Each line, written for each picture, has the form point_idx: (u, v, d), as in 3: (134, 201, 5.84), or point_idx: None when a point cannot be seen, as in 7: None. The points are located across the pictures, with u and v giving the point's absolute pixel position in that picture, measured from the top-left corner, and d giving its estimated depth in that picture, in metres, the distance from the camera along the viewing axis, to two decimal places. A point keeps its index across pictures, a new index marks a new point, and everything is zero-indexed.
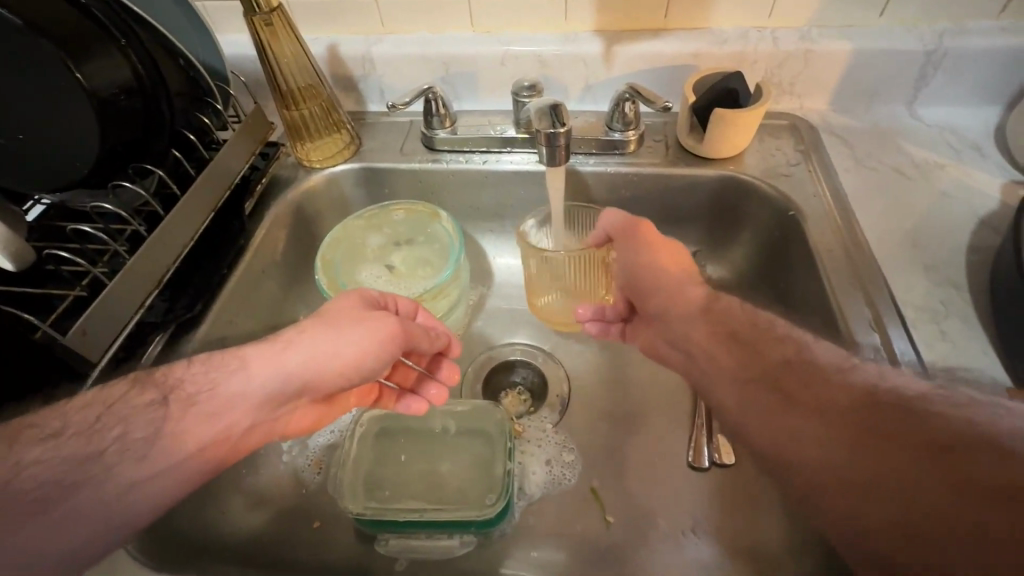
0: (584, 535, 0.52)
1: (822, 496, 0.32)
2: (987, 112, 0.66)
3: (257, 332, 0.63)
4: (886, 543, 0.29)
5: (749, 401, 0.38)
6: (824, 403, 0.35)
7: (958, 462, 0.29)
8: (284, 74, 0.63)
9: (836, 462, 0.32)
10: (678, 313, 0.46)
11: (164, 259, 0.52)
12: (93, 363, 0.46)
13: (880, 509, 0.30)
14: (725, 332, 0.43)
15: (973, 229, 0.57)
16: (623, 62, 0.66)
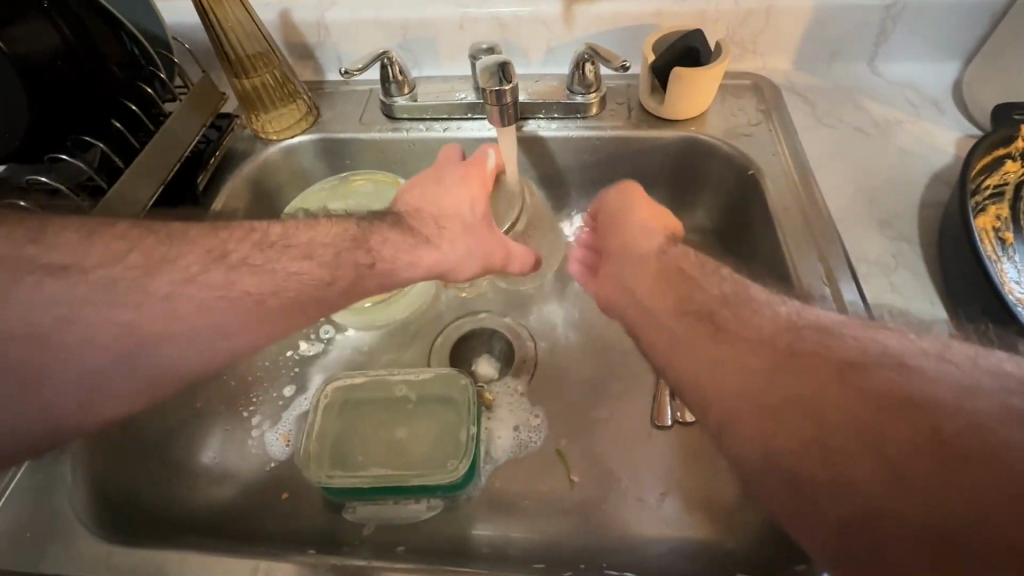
0: (548, 494, 0.53)
1: (738, 423, 0.34)
2: (947, 68, 0.66)
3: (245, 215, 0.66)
4: (795, 461, 0.31)
5: (691, 327, 0.40)
6: (752, 334, 0.37)
7: (865, 380, 0.32)
8: (232, 41, 0.61)
9: (759, 392, 0.34)
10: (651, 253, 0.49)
11: (140, 193, 0.53)
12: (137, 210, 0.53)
13: (792, 429, 0.32)
14: (682, 292, 0.43)
15: (928, 184, 0.58)
16: (583, 23, 0.64)
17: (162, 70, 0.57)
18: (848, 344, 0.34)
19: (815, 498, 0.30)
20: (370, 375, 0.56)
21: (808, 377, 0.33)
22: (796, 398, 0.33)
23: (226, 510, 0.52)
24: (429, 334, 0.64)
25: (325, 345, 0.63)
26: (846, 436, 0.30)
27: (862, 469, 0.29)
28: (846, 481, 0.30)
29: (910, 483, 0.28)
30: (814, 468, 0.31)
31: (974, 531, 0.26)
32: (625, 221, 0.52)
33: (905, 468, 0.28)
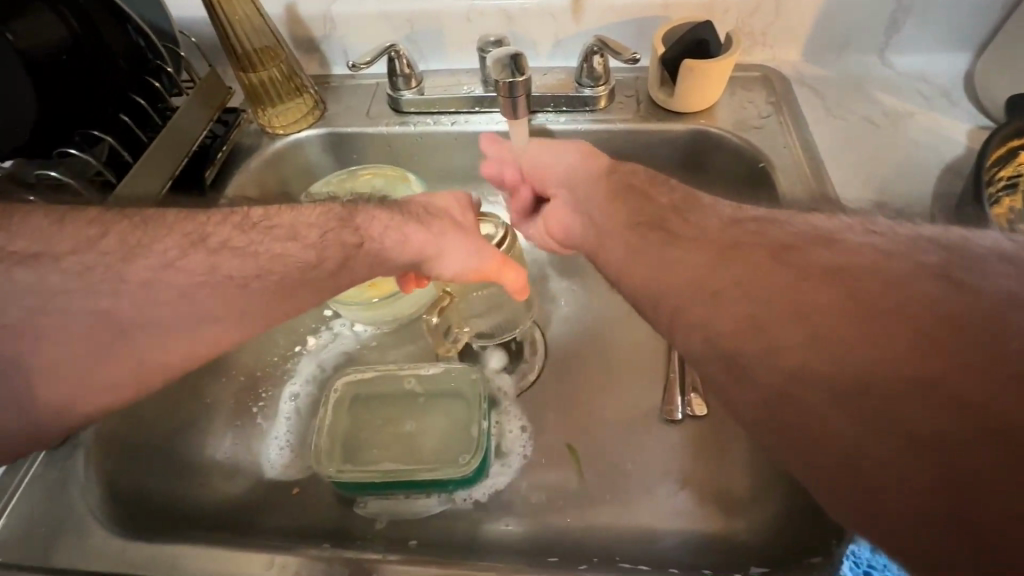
0: (560, 488, 0.53)
1: (688, 315, 0.35)
2: (960, 59, 0.65)
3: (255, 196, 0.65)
4: (743, 348, 0.32)
5: (641, 240, 0.41)
6: (697, 234, 0.39)
7: (816, 266, 0.33)
8: (238, 35, 0.60)
9: (717, 287, 0.35)
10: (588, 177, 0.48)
11: (155, 182, 0.53)
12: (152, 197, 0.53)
13: (749, 316, 0.33)
14: (631, 204, 0.44)
15: (941, 176, 0.58)
16: (592, 15, 0.64)
17: (169, 63, 0.57)
18: (812, 239, 0.35)
19: (759, 380, 0.31)
20: (381, 370, 0.56)
21: (750, 262, 0.34)
22: (740, 282, 0.34)
23: (236, 504, 0.52)
24: None
25: (334, 340, 0.63)
26: (790, 316, 0.31)
27: (807, 350, 0.30)
28: (795, 359, 0.30)
29: (855, 356, 0.29)
30: (756, 351, 0.31)
31: (918, 389, 0.27)
32: (546, 155, 0.52)
33: (852, 347, 0.29)
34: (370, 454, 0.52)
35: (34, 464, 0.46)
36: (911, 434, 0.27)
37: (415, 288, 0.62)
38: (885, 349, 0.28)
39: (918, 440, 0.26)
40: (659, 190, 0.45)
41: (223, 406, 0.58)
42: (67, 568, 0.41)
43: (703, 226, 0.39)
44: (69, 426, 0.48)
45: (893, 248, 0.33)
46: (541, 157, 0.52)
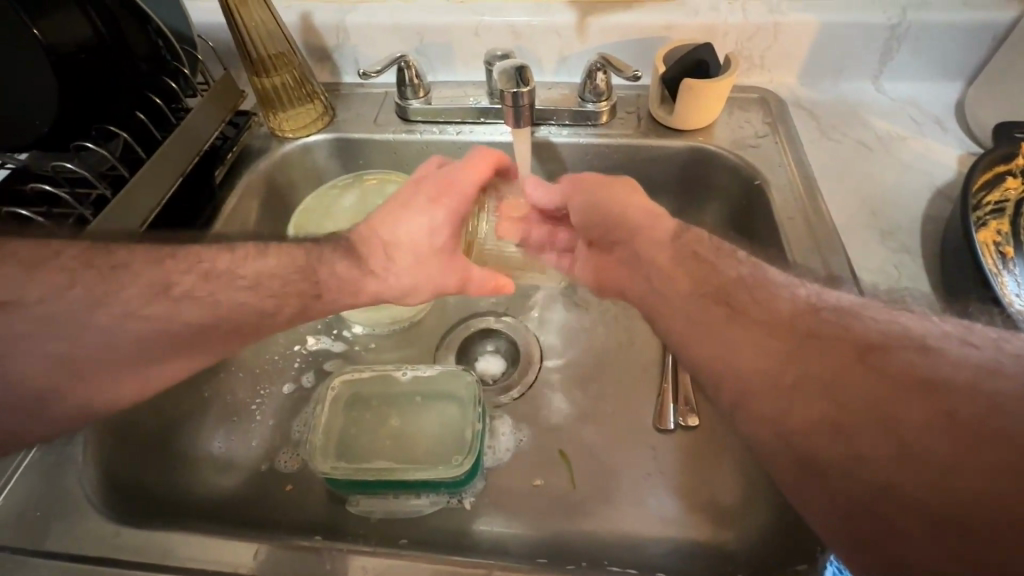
0: (551, 491, 0.53)
1: (758, 400, 0.35)
2: (952, 87, 0.67)
3: (265, 182, 0.67)
4: (811, 441, 0.32)
5: (709, 307, 0.41)
6: (766, 318, 0.38)
7: (891, 365, 0.33)
8: (254, 41, 0.62)
9: (780, 372, 0.35)
10: (658, 237, 0.48)
11: (186, 152, 0.57)
12: (182, 172, 0.56)
13: (814, 404, 0.33)
14: (697, 273, 0.44)
15: (930, 199, 0.59)
16: (596, 34, 0.66)
17: (185, 64, 0.59)
18: (864, 328, 0.36)
19: (829, 478, 0.31)
20: (377, 370, 0.57)
21: (827, 359, 0.34)
22: (815, 376, 0.34)
23: (231, 498, 0.53)
24: (435, 333, 0.66)
25: (334, 341, 0.65)
26: (863, 416, 0.32)
27: (880, 445, 0.31)
28: (858, 454, 0.31)
29: (930, 459, 0.29)
30: (829, 447, 0.32)
31: (988, 503, 0.27)
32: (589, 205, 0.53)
33: (923, 450, 0.29)
34: (368, 453, 0.52)
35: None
36: (976, 548, 0.27)
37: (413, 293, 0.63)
38: (956, 462, 0.29)
39: (979, 540, 0.27)
40: (725, 262, 0.45)
41: (222, 397, 0.58)
42: (59, 551, 0.42)
43: (774, 307, 0.39)
44: None
45: (997, 362, 0.31)
46: (589, 205, 0.52)
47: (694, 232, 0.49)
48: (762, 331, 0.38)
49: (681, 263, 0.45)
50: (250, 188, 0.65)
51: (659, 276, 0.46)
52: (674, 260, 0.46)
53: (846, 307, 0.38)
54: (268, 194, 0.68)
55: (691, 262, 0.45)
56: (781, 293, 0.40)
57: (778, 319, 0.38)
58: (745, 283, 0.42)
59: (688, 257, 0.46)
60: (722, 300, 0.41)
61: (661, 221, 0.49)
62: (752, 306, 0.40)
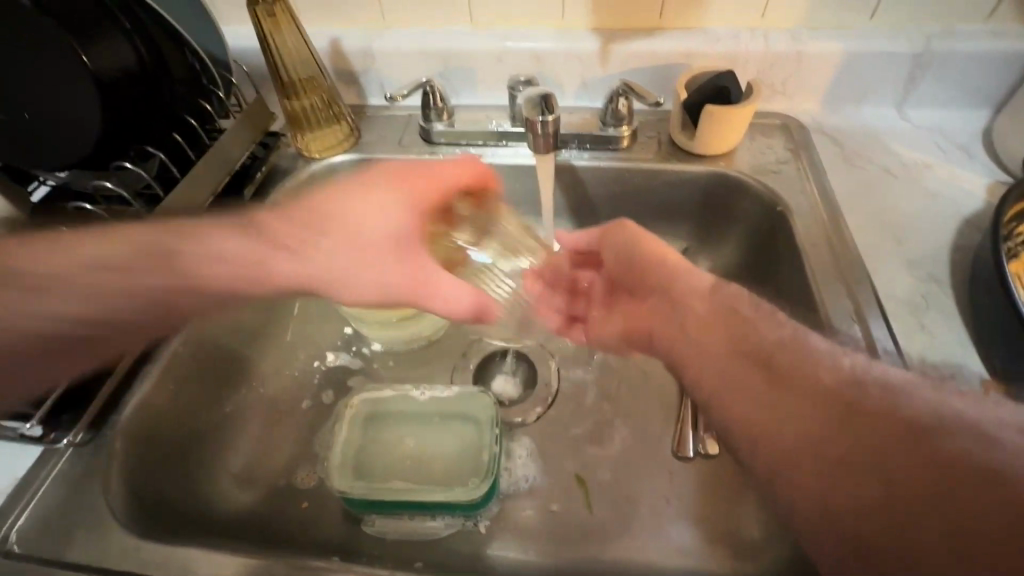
0: (567, 517, 0.53)
1: (798, 473, 0.34)
2: (979, 115, 0.67)
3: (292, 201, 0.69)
4: (864, 528, 0.31)
5: (748, 368, 0.40)
6: (810, 383, 0.37)
7: (941, 446, 0.30)
8: (286, 65, 0.64)
9: (825, 446, 0.34)
10: (696, 286, 0.47)
11: (218, 173, 0.59)
12: (213, 192, 0.58)
13: (861, 487, 0.32)
14: (735, 330, 0.42)
15: (958, 228, 0.58)
16: (618, 60, 0.67)
17: (221, 88, 0.61)
18: (911, 404, 0.33)
19: (882, 574, 0.30)
20: (396, 389, 0.57)
21: (872, 436, 0.33)
22: (860, 451, 0.33)
23: (247, 514, 0.53)
24: (454, 353, 0.66)
25: (352, 358, 0.65)
26: (921, 503, 0.30)
27: (929, 535, 0.29)
28: (911, 548, 0.29)
29: (987, 560, 0.27)
30: (882, 540, 0.30)
31: None
32: (615, 247, 0.54)
33: (979, 542, 0.27)
34: (384, 472, 0.53)
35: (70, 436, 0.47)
36: None
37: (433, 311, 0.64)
38: (1022, 568, 0.26)
39: None
40: (763, 319, 0.43)
41: (244, 412, 0.59)
42: (82, 562, 0.42)
43: (816, 374, 0.37)
44: (97, 424, 0.48)
45: None
46: (618, 248, 0.53)
47: (734, 286, 0.47)
48: (804, 400, 0.36)
49: (715, 316, 0.44)
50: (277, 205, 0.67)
51: (691, 321, 0.45)
52: (710, 313, 0.44)
53: (894, 379, 0.35)
54: None
55: (721, 324, 0.43)
56: (824, 356, 0.38)
57: (823, 387, 0.36)
58: (784, 345, 0.40)
59: (711, 315, 0.44)
60: (762, 361, 0.39)
61: (695, 273, 0.48)
62: (795, 369, 0.38)
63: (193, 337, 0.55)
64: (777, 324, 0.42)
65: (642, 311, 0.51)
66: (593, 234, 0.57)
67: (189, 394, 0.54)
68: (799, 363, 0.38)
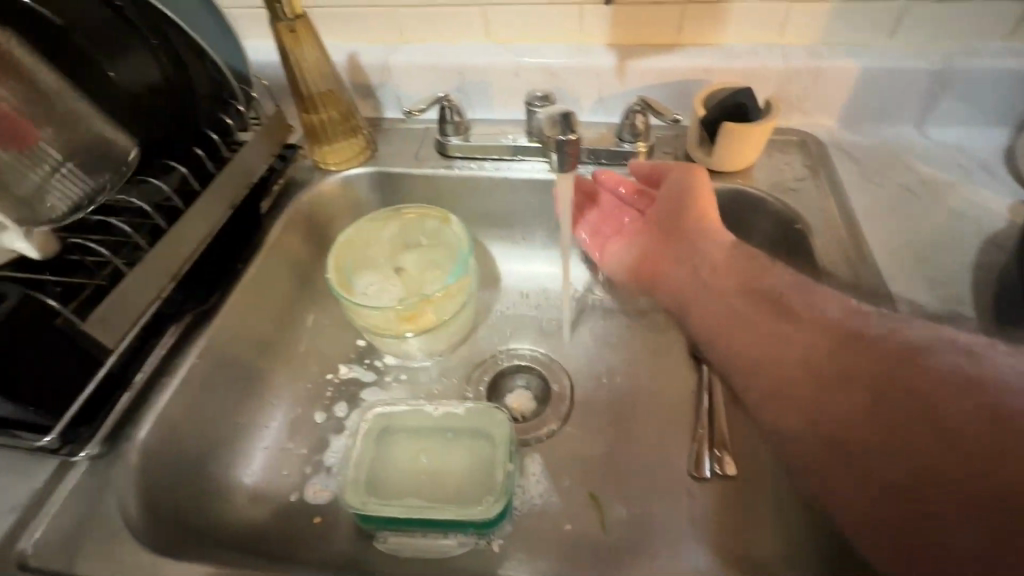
0: (581, 538, 0.52)
1: (792, 388, 0.45)
2: (1000, 133, 0.66)
3: (308, 214, 0.69)
4: (839, 421, 0.42)
5: (764, 306, 0.51)
6: (818, 319, 0.47)
7: (936, 364, 0.40)
8: (306, 80, 0.64)
9: (819, 363, 0.45)
10: (719, 242, 0.56)
11: (236, 185, 0.59)
12: (231, 205, 0.58)
13: (845, 396, 0.42)
14: (744, 271, 0.53)
15: (981, 248, 0.57)
16: (635, 76, 0.67)
17: (242, 102, 0.62)
18: (904, 334, 0.42)
19: (859, 457, 0.40)
20: (411, 404, 0.57)
21: (860, 357, 0.43)
22: (849, 373, 0.43)
23: (260, 530, 0.53)
24: (466, 367, 0.66)
25: (366, 371, 0.65)
26: (892, 404, 0.40)
27: (919, 441, 0.37)
28: (861, 424, 0.40)
29: (921, 444, 0.37)
30: (865, 432, 0.40)
31: (950, 468, 0.35)
32: (671, 191, 0.60)
33: (921, 434, 0.37)
34: (397, 494, 0.52)
35: (88, 449, 0.46)
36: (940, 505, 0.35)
37: (450, 325, 0.65)
38: (934, 439, 0.37)
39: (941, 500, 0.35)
40: (772, 276, 0.52)
41: (258, 425, 0.59)
42: None
43: (821, 315, 0.47)
44: (113, 437, 0.48)
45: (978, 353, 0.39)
46: (679, 186, 0.59)
47: (746, 245, 0.56)
48: (809, 330, 0.47)
49: (735, 262, 0.54)
50: (294, 217, 0.67)
51: (712, 260, 0.56)
52: (726, 259, 0.55)
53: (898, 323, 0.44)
54: (309, 224, 0.70)
55: (740, 277, 0.53)
56: (832, 299, 0.48)
57: (829, 321, 0.46)
58: (792, 288, 0.51)
59: (726, 261, 0.54)
60: (773, 301, 0.50)
61: (724, 231, 0.57)
62: (803, 308, 0.49)
63: (212, 350, 0.55)
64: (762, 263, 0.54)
65: (665, 254, 0.60)
66: (666, 163, 0.62)
67: (205, 407, 0.54)
68: (808, 305, 0.48)
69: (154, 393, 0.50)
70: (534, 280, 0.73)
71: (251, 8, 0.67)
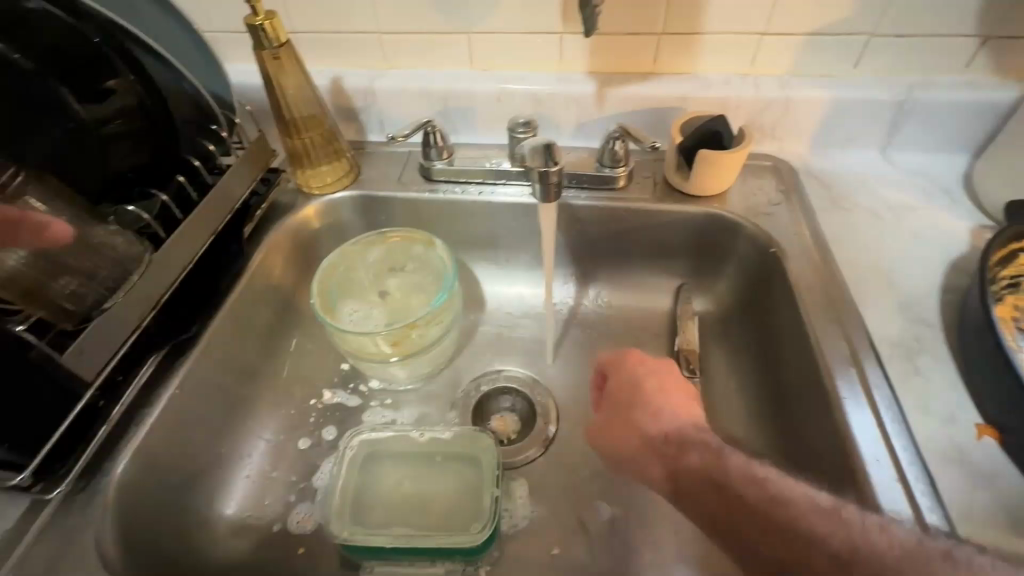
0: (567, 562, 0.53)
1: None
2: (958, 159, 0.70)
3: (292, 238, 0.69)
4: None
5: (714, 497, 0.42)
6: (785, 519, 0.38)
7: None
8: (289, 105, 0.64)
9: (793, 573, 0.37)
10: (678, 421, 0.48)
11: (220, 211, 0.59)
12: (214, 230, 0.58)
13: None
14: (692, 457, 0.44)
15: (945, 270, 0.60)
16: (613, 104, 0.69)
17: (223, 127, 0.62)
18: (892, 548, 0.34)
19: None
20: (397, 429, 0.57)
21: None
22: None
23: (243, 563, 0.53)
24: (452, 390, 0.66)
25: (350, 396, 0.65)
26: None
27: None
28: None
29: None
30: None
31: None
32: (614, 427, 0.51)
33: None
34: (383, 522, 0.51)
35: (62, 486, 0.45)
36: None
37: (434, 348, 0.65)
38: None
39: None
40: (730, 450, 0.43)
41: (240, 454, 0.59)
42: None
43: (787, 502, 0.39)
44: (90, 472, 0.47)
45: None
46: (630, 382, 0.52)
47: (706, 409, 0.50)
48: (766, 530, 0.39)
49: (685, 443, 0.46)
50: (277, 241, 0.67)
51: (672, 437, 0.47)
52: (680, 438, 0.46)
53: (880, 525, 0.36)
54: (293, 248, 0.69)
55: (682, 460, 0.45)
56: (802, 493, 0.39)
57: (791, 519, 0.38)
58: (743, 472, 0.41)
59: (678, 436, 0.47)
60: (716, 488, 0.42)
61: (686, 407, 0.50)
62: (756, 501, 0.40)
63: (194, 378, 0.54)
64: (707, 451, 0.44)
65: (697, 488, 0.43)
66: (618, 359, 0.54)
67: (185, 438, 0.53)
68: (764, 495, 0.40)
69: (134, 426, 0.49)
70: (518, 302, 0.74)
71: (234, 33, 0.67)
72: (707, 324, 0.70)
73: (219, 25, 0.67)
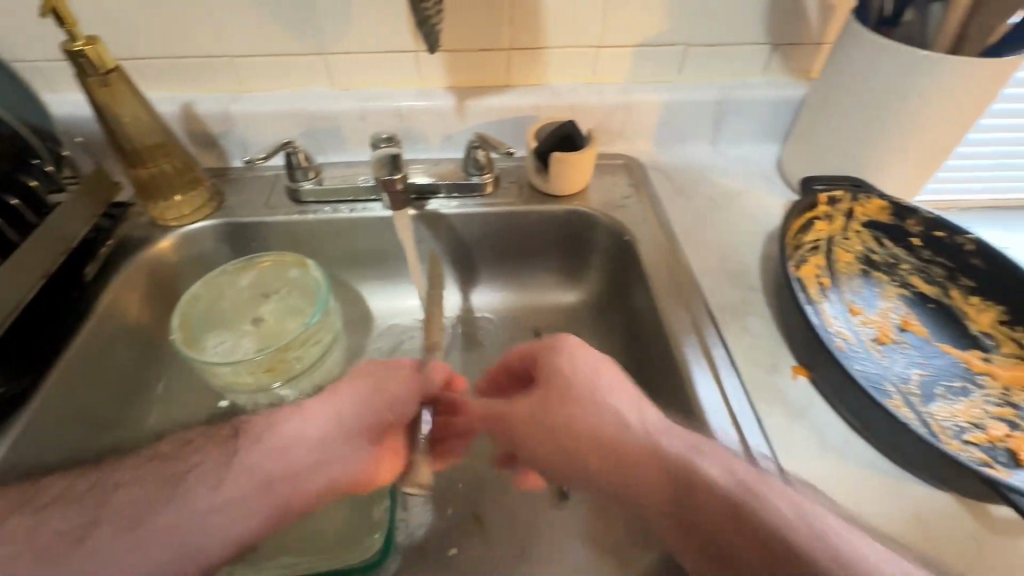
0: (466, 559, 0.54)
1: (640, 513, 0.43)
2: (774, 147, 0.81)
3: (148, 275, 0.65)
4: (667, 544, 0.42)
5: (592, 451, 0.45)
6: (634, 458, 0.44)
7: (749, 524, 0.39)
8: (127, 134, 0.60)
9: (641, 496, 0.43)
10: (576, 381, 0.48)
11: (50, 252, 0.54)
12: (42, 275, 0.53)
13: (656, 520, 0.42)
14: (577, 418, 0.46)
15: (770, 241, 0.69)
16: (474, 115, 0.73)
17: (47, 161, 0.57)
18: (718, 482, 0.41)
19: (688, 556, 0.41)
20: None
21: (661, 487, 0.42)
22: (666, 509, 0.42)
23: None
24: None
25: None
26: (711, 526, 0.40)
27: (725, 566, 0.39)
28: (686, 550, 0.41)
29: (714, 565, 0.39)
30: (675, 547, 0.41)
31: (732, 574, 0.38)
32: (538, 410, 0.48)
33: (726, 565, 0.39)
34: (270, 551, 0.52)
35: None
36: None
37: (316, 370, 0.63)
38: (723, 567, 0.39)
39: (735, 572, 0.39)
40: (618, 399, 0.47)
41: None
42: None
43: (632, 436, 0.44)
44: None
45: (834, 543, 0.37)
46: (556, 364, 0.49)
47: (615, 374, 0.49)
48: (613, 458, 0.44)
49: (571, 408, 0.47)
50: (129, 279, 0.62)
51: (592, 397, 0.47)
52: (572, 410, 0.47)
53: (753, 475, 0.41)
54: (151, 284, 0.65)
55: (558, 414, 0.47)
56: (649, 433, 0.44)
57: (642, 454, 0.43)
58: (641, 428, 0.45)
59: (585, 401, 0.47)
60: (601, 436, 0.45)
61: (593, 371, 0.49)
62: (616, 441, 0.45)
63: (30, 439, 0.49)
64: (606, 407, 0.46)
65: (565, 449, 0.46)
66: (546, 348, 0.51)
67: None
68: (629, 438, 0.44)
69: None
70: (404, 315, 0.75)
71: (55, 62, 0.62)
72: (584, 314, 0.75)
73: (35, 54, 0.61)
